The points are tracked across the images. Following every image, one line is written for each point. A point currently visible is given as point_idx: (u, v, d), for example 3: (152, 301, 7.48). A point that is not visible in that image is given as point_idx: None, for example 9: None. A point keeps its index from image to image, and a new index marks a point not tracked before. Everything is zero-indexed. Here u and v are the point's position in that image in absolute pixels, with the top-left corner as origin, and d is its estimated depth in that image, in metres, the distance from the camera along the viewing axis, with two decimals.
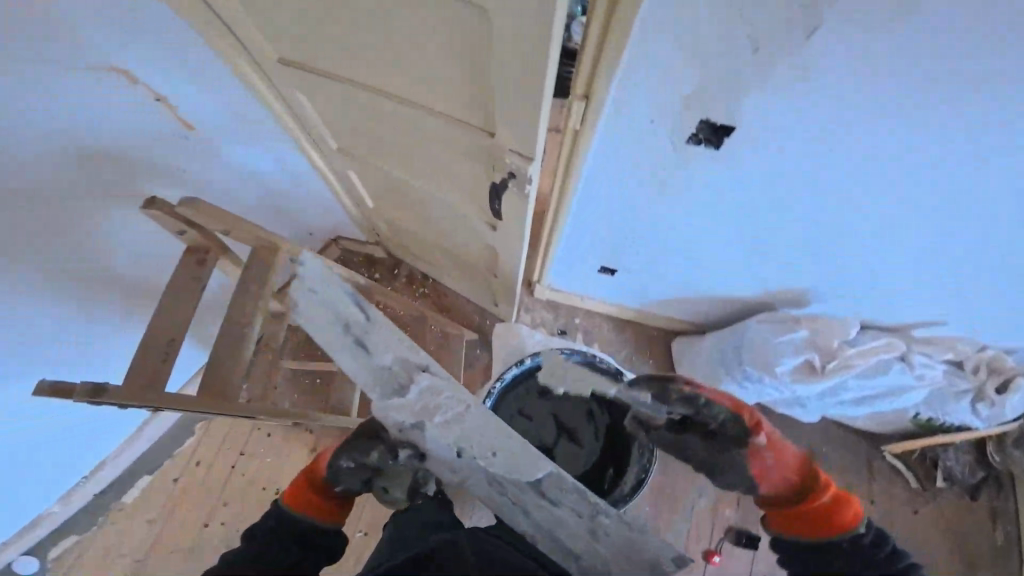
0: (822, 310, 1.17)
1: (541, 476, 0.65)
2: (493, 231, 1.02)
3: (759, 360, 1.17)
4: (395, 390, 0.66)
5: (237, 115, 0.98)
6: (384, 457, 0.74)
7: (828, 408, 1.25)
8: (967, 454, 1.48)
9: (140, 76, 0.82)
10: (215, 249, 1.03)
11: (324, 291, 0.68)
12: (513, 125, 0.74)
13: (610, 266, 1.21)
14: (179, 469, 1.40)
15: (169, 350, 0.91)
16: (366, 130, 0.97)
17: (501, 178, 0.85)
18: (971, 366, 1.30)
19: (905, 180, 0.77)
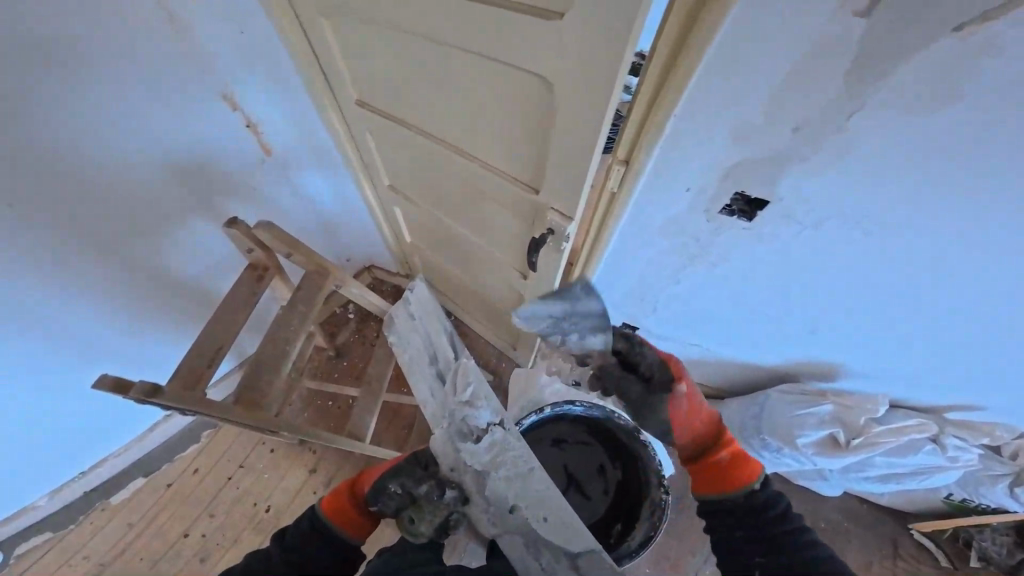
0: (849, 387, 1.13)
1: (580, 551, 0.60)
2: (524, 278, 1.05)
3: (781, 431, 1.13)
4: (463, 427, 0.66)
5: (310, 144, 1.16)
6: (430, 491, 0.65)
7: (851, 484, 1.20)
8: (1006, 536, 1.38)
9: (243, 104, 1.02)
10: (273, 269, 1.08)
11: (421, 317, 0.71)
12: (556, 180, 0.77)
13: (633, 323, 1.20)
14: (176, 473, 1.41)
15: (214, 356, 0.94)
16: (415, 168, 1.04)
17: (541, 233, 0.87)
18: (1010, 453, 1.23)
19: (945, 267, 0.76)
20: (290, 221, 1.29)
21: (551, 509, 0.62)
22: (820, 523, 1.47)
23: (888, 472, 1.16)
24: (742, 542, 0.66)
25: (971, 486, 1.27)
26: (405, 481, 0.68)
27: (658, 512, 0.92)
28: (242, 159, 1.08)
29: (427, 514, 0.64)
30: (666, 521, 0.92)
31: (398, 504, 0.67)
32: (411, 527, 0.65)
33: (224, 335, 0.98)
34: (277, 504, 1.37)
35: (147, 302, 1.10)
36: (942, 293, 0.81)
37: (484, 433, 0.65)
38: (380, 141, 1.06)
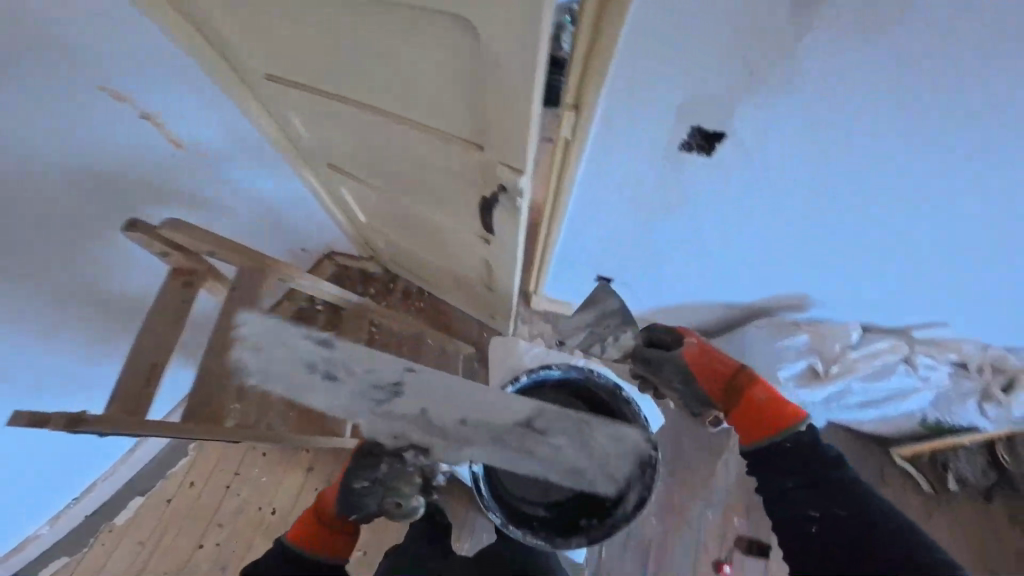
0: (824, 315, 1.15)
1: None
2: (487, 244, 1.02)
3: (762, 367, 1.16)
4: (385, 389, 0.73)
5: (234, 135, 1.04)
6: (391, 467, 0.80)
7: (835, 414, 1.23)
8: (980, 457, 1.43)
9: (137, 98, 0.87)
10: (203, 271, 1.03)
11: (253, 335, 0.74)
12: (502, 135, 0.74)
13: (606, 277, 1.20)
14: (172, 489, 1.36)
15: (151, 375, 0.89)
16: (356, 142, 0.97)
17: (492, 192, 0.85)
18: (976, 367, 1.29)
19: (902, 181, 0.76)
20: (225, 224, 1.17)
21: (495, 401, 0.75)
22: None
23: (867, 398, 1.20)
24: (801, 499, 0.70)
25: (943, 406, 1.32)
26: (364, 479, 0.80)
27: (649, 471, 0.82)
28: (152, 160, 0.95)
29: (403, 486, 0.81)
30: (657, 480, 0.82)
31: (372, 499, 0.81)
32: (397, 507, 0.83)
33: (162, 351, 0.92)
34: (282, 507, 1.34)
35: (84, 316, 1.03)
36: (903, 211, 0.82)
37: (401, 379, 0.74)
38: (313, 124, 0.99)
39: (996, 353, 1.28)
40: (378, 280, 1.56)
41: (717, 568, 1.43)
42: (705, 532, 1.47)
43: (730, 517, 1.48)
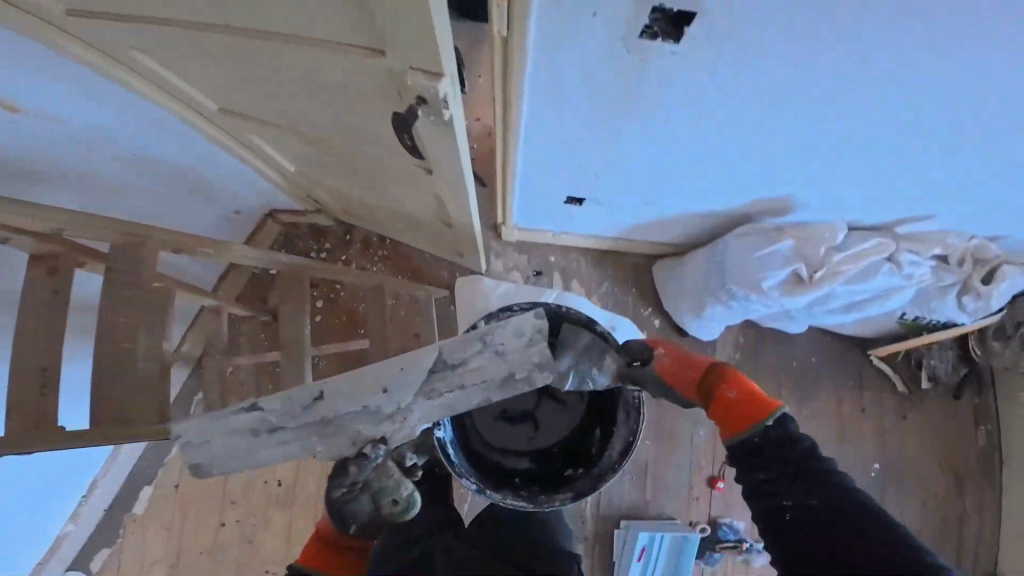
0: (805, 217, 1.13)
1: (437, 351, 0.69)
2: (430, 174, 0.87)
3: (745, 279, 1.13)
4: (316, 411, 0.70)
5: (90, 96, 0.84)
6: (361, 470, 0.72)
7: (816, 317, 1.24)
8: (951, 351, 1.48)
9: None
10: (66, 252, 0.85)
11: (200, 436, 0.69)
12: (401, 50, 0.61)
13: (578, 196, 1.15)
14: (176, 476, 1.40)
15: (46, 380, 0.82)
16: (250, 81, 0.81)
17: (409, 106, 0.69)
18: (957, 260, 1.26)
19: (887, 55, 0.68)
20: (112, 198, 1.03)
21: (405, 365, 0.69)
22: (791, 365, 1.55)
23: (849, 301, 1.19)
24: (773, 487, 0.74)
25: (923, 303, 1.31)
26: (342, 485, 0.74)
27: (633, 414, 0.90)
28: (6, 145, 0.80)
29: (387, 486, 0.74)
30: (643, 424, 0.89)
31: (361, 501, 0.74)
32: (394, 502, 0.75)
33: (53, 353, 0.83)
34: (286, 477, 1.41)
35: None
36: (891, 92, 0.75)
37: (320, 390, 0.70)
38: (195, 72, 0.84)
39: (979, 242, 1.24)
40: (333, 234, 1.45)
41: (711, 485, 1.49)
42: (697, 452, 1.50)
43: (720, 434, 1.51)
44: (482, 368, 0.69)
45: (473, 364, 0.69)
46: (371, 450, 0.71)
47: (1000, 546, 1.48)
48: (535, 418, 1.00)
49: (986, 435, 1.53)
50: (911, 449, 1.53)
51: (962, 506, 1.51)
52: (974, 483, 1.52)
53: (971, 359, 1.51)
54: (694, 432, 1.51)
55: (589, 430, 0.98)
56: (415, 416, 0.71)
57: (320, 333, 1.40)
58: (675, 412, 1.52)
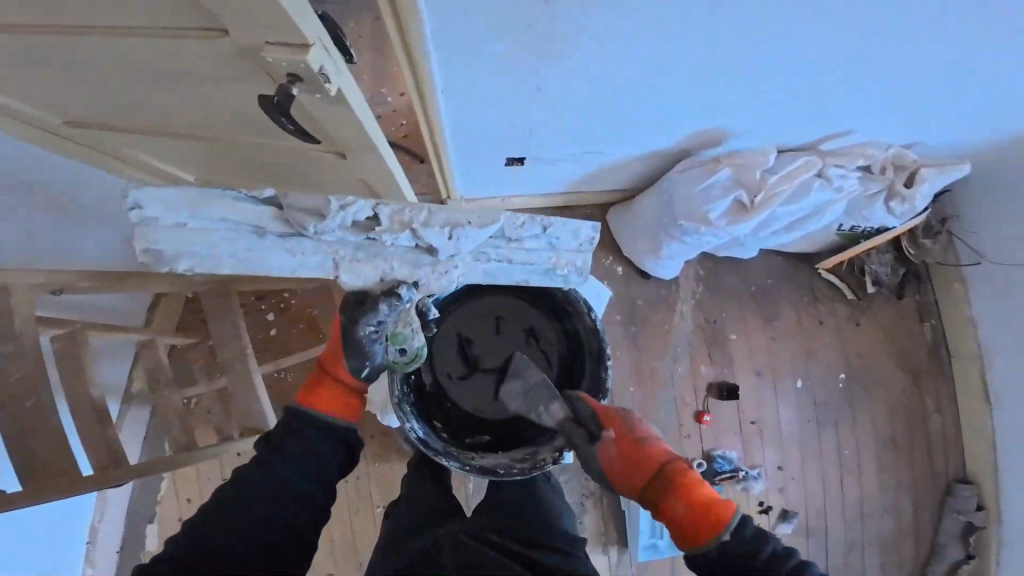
0: (737, 146, 1.16)
1: (502, 218, 0.73)
2: (343, 158, 0.85)
3: (692, 213, 1.17)
4: (361, 227, 0.71)
5: None
6: (385, 313, 0.74)
7: (763, 240, 1.31)
8: (889, 254, 1.60)
9: None
10: None
11: (183, 216, 0.67)
12: (259, 30, 0.58)
13: (518, 156, 1.15)
14: (178, 507, 1.37)
15: None
16: (117, 84, 0.75)
17: (281, 87, 0.65)
18: (879, 168, 1.33)
19: None
20: None
21: (475, 222, 0.71)
22: (750, 289, 1.63)
23: (790, 220, 1.26)
24: None
25: (857, 213, 1.40)
26: (374, 325, 0.75)
27: (529, 455, 0.94)
28: None
29: (400, 338, 0.77)
30: (526, 471, 0.91)
31: (381, 345, 0.77)
32: (401, 351, 0.79)
33: None
34: None
35: None
36: (782, 15, 0.77)
37: (378, 220, 0.71)
38: (80, 80, 0.76)
39: (896, 149, 1.31)
40: None
41: (698, 420, 1.57)
42: (679, 387, 1.57)
43: (698, 368, 1.59)
44: (529, 245, 0.76)
45: (525, 244, 0.75)
46: (404, 291, 0.75)
47: (960, 433, 1.63)
48: (472, 373, 1.04)
49: (932, 326, 1.66)
50: (867, 350, 1.65)
51: (922, 400, 1.65)
52: (929, 375, 1.65)
53: (906, 259, 1.63)
54: (675, 369, 1.58)
55: (479, 430, 1.03)
56: (457, 272, 0.76)
57: (282, 344, 1.35)
58: (654, 353, 1.58)
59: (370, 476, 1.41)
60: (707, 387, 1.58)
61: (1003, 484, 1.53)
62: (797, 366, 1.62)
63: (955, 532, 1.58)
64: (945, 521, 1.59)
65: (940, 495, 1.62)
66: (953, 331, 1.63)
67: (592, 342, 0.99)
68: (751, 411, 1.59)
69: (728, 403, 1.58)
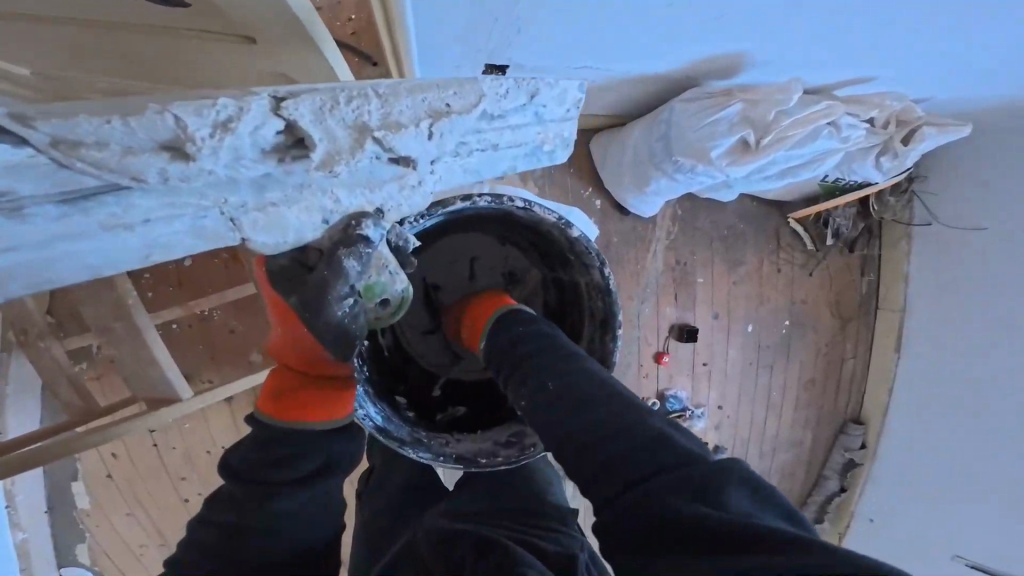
0: (754, 80, 1.05)
1: (482, 86, 0.57)
2: (255, 45, 0.69)
3: (691, 147, 1.05)
4: (293, 156, 0.52)
5: None
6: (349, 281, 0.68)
7: (752, 185, 1.22)
8: (852, 210, 1.56)
9: None
10: None
11: None
12: None
13: (497, 63, 0.97)
14: (104, 465, 1.30)
15: None
16: None
17: None
18: (882, 123, 1.25)
19: None
20: None
21: (452, 111, 0.57)
22: (722, 233, 1.58)
23: (787, 166, 1.16)
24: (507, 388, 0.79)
25: (846, 165, 1.31)
26: (344, 295, 0.70)
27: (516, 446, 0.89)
28: None
29: (376, 288, 0.74)
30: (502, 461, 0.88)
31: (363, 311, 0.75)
32: (382, 301, 0.76)
33: None
34: (223, 440, 1.34)
35: None
36: None
37: (298, 131, 0.51)
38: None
39: (905, 105, 1.23)
40: None
41: (658, 360, 1.60)
42: (645, 327, 1.57)
43: (663, 308, 1.58)
44: (518, 117, 0.61)
45: (510, 118, 0.61)
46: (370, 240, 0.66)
47: (865, 373, 1.68)
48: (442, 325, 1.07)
49: (868, 281, 1.65)
50: (814, 301, 1.65)
51: (842, 343, 1.67)
52: (855, 322, 1.67)
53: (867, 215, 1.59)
54: (641, 313, 1.57)
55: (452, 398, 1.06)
56: (439, 172, 0.64)
57: (200, 268, 1.20)
58: (622, 296, 1.55)
59: None
60: (669, 327, 1.58)
61: (885, 421, 1.64)
62: (750, 310, 1.63)
63: (838, 465, 1.69)
64: (832, 454, 1.70)
65: (834, 432, 1.70)
66: (884, 281, 1.64)
67: (598, 302, 0.94)
68: (703, 354, 1.62)
69: (684, 348, 1.60)
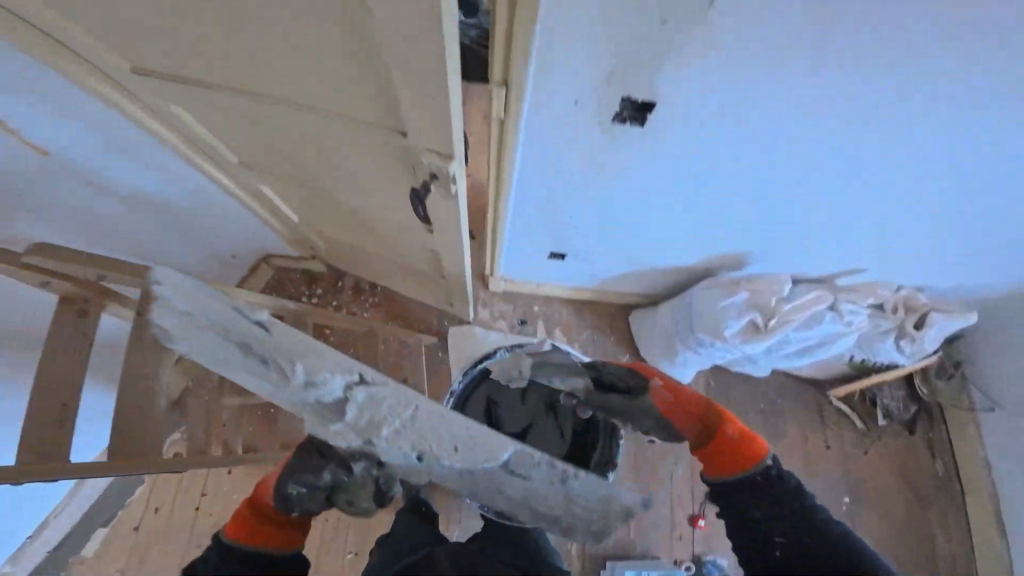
0: (759, 270, 1.27)
1: (506, 456, 0.63)
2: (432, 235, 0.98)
3: (709, 329, 1.25)
4: (310, 407, 0.60)
5: (113, 140, 0.90)
6: (338, 474, 0.66)
7: (775, 362, 1.38)
8: (899, 391, 1.64)
9: (10, 122, 0.77)
10: (94, 297, 0.97)
11: (195, 313, 0.57)
12: (428, 128, 0.71)
13: (560, 251, 1.25)
14: (140, 515, 1.34)
15: (61, 420, 0.86)
16: (267, 133, 0.91)
17: (424, 180, 0.82)
18: (890, 307, 1.40)
19: (814, 127, 0.81)
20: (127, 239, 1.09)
21: (460, 463, 0.62)
22: (760, 406, 1.65)
23: (802, 346, 1.33)
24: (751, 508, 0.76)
25: (867, 346, 1.45)
26: (310, 485, 0.67)
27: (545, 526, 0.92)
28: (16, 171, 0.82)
29: (354, 492, 0.66)
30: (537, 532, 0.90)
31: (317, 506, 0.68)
32: (350, 504, 0.67)
33: (67, 389, 0.89)
34: None
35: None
36: (828, 165, 0.90)
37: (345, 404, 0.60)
38: (221, 120, 0.91)
39: (907, 291, 1.40)
40: (323, 279, 1.52)
41: (693, 524, 1.54)
42: (676, 486, 1.56)
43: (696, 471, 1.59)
44: (543, 485, 0.65)
45: (532, 481, 0.65)
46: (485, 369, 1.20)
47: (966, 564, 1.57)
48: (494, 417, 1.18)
49: (945, 464, 1.64)
50: (873, 482, 1.62)
51: (933, 535, 1.59)
52: (940, 503, 1.62)
53: (919, 398, 1.67)
54: (675, 470, 1.58)
55: None
56: (430, 475, 0.66)
57: None
58: (658, 450, 1.60)
59: (352, 527, 1.41)
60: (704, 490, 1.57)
61: None
62: None
63: None
64: None
65: None
66: (965, 470, 1.62)
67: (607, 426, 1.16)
68: None
69: None
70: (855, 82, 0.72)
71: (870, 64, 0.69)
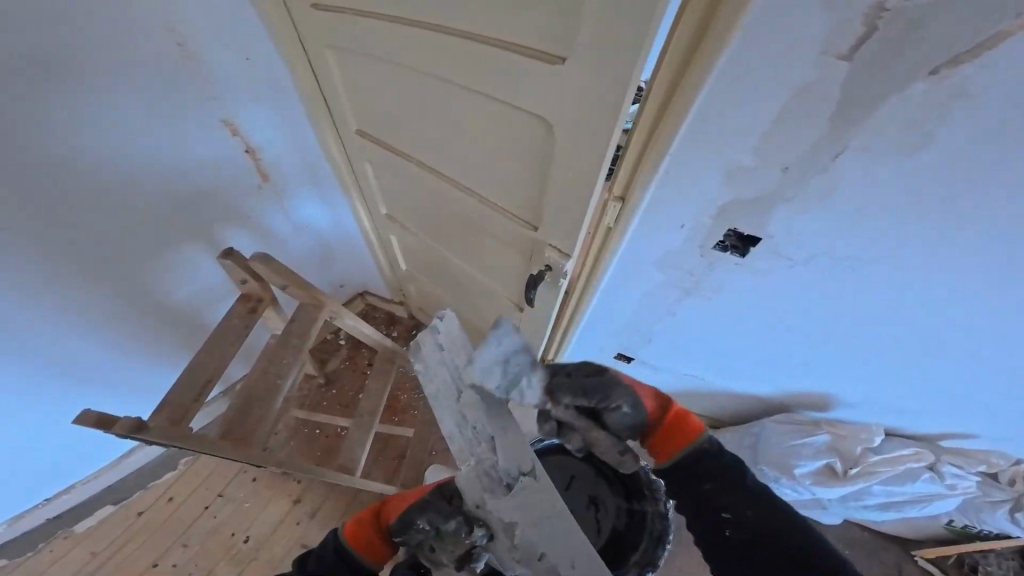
0: (845, 415, 1.16)
1: None
2: (520, 310, 1.11)
3: (778, 462, 1.17)
4: (484, 483, 0.50)
5: (308, 171, 1.26)
6: (459, 531, 0.59)
7: (852, 513, 1.21)
8: (1012, 561, 1.34)
9: (244, 128, 1.08)
10: (268, 300, 1.14)
11: (451, 350, 0.54)
12: (555, 221, 0.81)
13: (628, 353, 1.22)
14: (147, 502, 1.34)
15: (202, 390, 0.97)
16: (416, 198, 1.11)
17: (539, 269, 0.91)
18: (1004, 478, 1.21)
19: (939, 289, 0.75)
20: (284, 248, 1.36)
21: None
22: None
23: (888, 500, 1.18)
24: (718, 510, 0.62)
25: (971, 512, 1.24)
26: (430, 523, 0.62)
27: None
28: (242, 176, 1.14)
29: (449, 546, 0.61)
30: None
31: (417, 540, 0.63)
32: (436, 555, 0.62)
33: (214, 367, 1.00)
34: (256, 535, 1.30)
35: (132, 324, 1.12)
36: (944, 330, 0.83)
37: (504, 477, 0.50)
38: (388, 180, 1.14)
39: None
40: (402, 323, 1.76)
41: None
42: None
43: None
44: None
45: None
46: None
47: None
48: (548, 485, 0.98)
49: None
50: None
51: None
52: None
53: None
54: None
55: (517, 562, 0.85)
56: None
57: None
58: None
59: None
60: None
61: None
62: None
63: None
64: None
65: None
66: None
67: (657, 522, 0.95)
68: None
69: None
70: (995, 260, 0.68)
71: (1000, 242, 0.65)
